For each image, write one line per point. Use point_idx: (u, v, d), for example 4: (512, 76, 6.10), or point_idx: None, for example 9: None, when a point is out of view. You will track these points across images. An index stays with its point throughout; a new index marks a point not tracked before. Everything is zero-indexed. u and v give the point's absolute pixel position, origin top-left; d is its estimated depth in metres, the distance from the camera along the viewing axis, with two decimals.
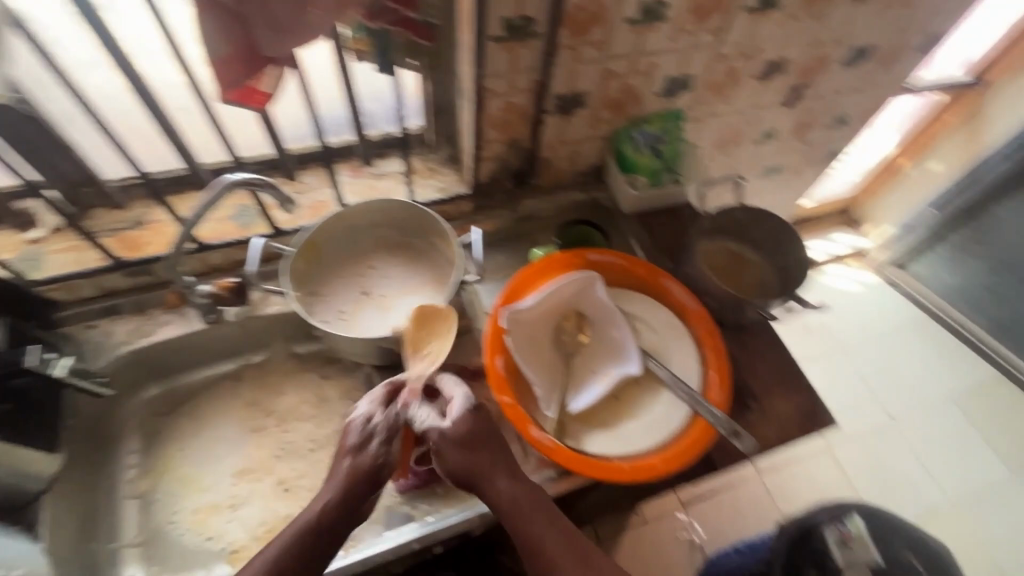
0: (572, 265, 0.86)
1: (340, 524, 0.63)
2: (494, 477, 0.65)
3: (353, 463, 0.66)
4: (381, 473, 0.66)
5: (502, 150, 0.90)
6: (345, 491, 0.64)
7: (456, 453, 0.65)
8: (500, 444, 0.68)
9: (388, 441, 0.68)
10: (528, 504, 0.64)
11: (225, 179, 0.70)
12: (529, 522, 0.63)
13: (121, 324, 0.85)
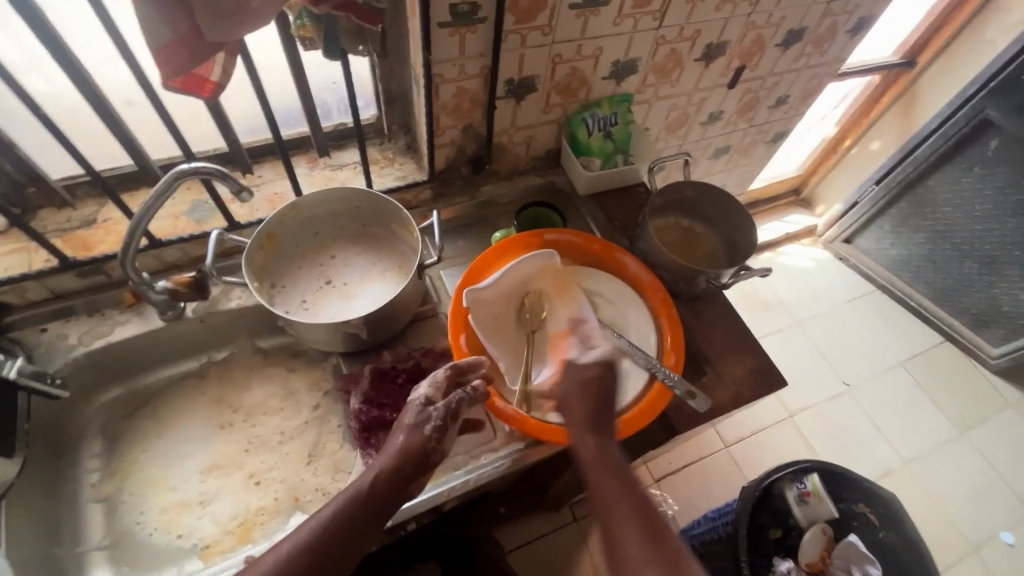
0: (531, 244, 0.89)
1: (388, 499, 0.64)
2: (585, 428, 0.70)
3: (406, 441, 0.67)
4: (429, 457, 0.67)
5: (458, 136, 0.92)
6: (396, 468, 0.65)
7: (565, 397, 0.74)
8: (608, 406, 0.73)
9: (443, 426, 0.68)
10: (604, 466, 0.67)
11: (177, 170, 0.68)
12: (599, 471, 0.66)
13: (74, 326, 0.83)
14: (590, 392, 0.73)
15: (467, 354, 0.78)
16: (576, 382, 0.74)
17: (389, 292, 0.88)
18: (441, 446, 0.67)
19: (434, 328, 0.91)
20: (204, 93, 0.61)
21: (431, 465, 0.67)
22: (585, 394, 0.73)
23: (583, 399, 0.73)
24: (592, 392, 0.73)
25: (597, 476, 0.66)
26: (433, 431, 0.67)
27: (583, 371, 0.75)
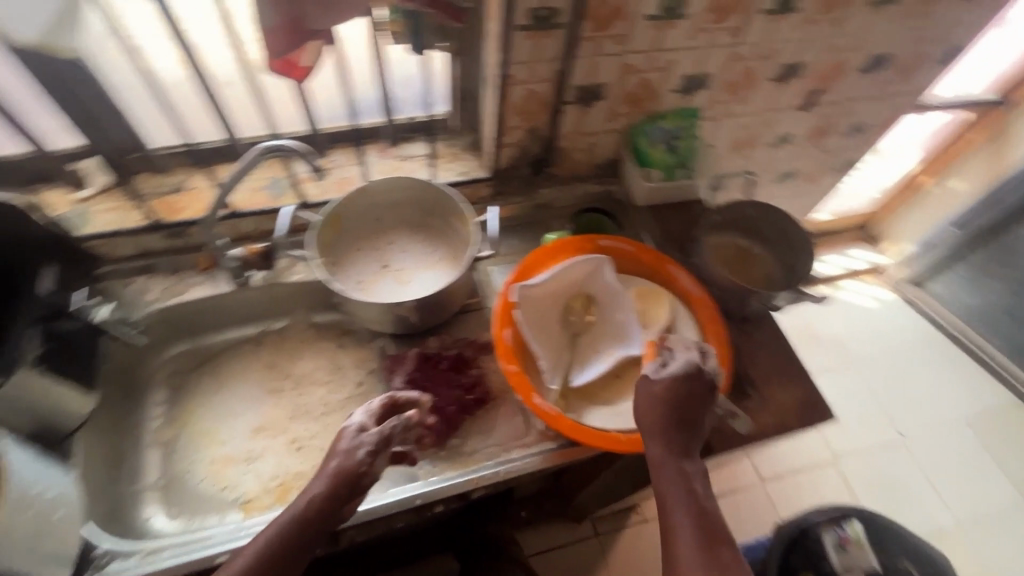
0: (583, 249, 0.89)
1: (319, 525, 0.63)
2: (665, 443, 0.66)
3: (337, 465, 0.66)
4: (360, 483, 0.65)
5: (522, 137, 0.94)
6: (329, 493, 0.64)
7: (642, 403, 0.69)
8: (690, 407, 0.68)
9: (376, 451, 0.67)
10: (672, 467, 0.65)
11: (258, 146, 0.74)
12: (671, 490, 0.63)
13: (154, 282, 0.90)
14: (677, 398, 0.68)
15: (509, 348, 0.79)
16: (665, 390, 0.68)
17: (440, 283, 0.91)
18: (374, 470, 0.67)
19: (479, 321, 0.92)
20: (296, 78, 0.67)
21: (362, 490, 0.66)
22: (677, 405, 0.68)
23: (672, 411, 0.67)
24: (684, 404, 0.68)
25: (669, 494, 0.63)
26: (365, 455, 0.66)
27: (674, 379, 0.68)
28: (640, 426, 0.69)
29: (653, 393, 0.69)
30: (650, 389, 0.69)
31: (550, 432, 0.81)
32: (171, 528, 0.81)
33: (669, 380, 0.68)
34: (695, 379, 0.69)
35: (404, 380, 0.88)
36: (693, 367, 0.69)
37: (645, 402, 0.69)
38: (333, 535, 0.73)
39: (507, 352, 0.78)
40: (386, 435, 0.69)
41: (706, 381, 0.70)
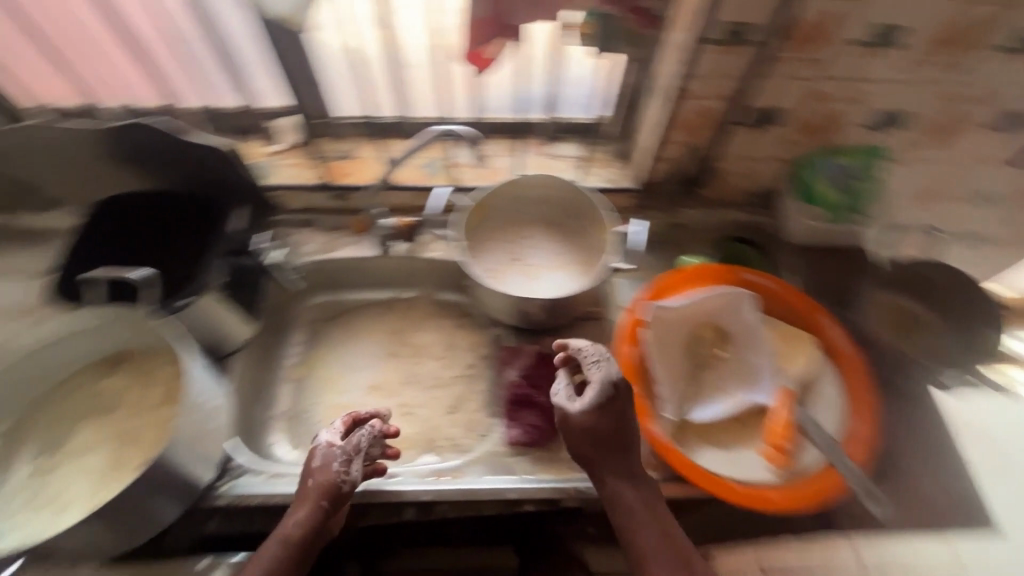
0: (725, 279, 0.84)
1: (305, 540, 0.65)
2: (619, 475, 0.66)
3: (314, 482, 0.68)
4: (338, 493, 0.67)
5: (680, 152, 0.91)
6: (311, 510, 0.66)
7: (577, 440, 0.66)
8: (626, 433, 0.65)
9: (349, 462, 0.70)
10: (630, 496, 0.65)
11: (434, 131, 0.82)
12: (633, 518, 0.64)
13: (311, 236, 0.98)
14: (606, 433, 0.64)
15: (632, 367, 0.77)
16: (596, 426, 0.64)
17: (569, 287, 0.90)
18: (348, 479, 0.68)
19: (598, 331, 0.91)
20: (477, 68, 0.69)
21: (338, 499, 0.67)
22: (617, 436, 0.65)
23: (613, 442, 0.65)
24: (623, 433, 0.65)
25: (634, 526, 0.64)
26: (338, 468, 0.68)
27: (597, 410, 0.64)
28: (590, 461, 0.66)
29: (586, 428, 0.65)
30: (576, 424, 0.65)
31: None
32: (289, 457, 0.88)
33: (590, 416, 0.64)
34: (617, 399, 0.64)
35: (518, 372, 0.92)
36: (613, 388, 0.64)
37: (580, 440, 0.66)
38: (427, 505, 0.76)
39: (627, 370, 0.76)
40: (348, 445, 0.71)
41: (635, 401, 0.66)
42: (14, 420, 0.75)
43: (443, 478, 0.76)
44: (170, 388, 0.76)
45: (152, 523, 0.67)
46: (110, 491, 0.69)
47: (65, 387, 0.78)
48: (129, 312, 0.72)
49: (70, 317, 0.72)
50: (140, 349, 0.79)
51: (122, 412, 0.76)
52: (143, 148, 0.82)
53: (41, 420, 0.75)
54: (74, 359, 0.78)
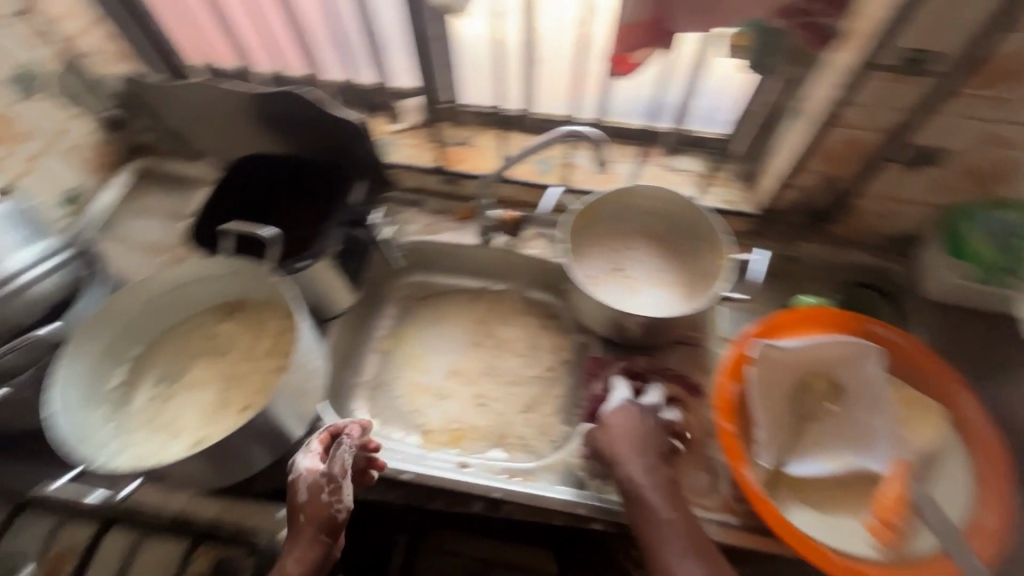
0: (846, 327, 0.77)
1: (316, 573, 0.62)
2: (632, 459, 0.69)
3: (306, 515, 0.63)
4: (335, 523, 0.63)
5: (814, 182, 0.84)
6: (308, 545, 0.62)
7: (603, 436, 0.73)
8: (644, 428, 0.72)
9: (338, 488, 0.64)
10: (646, 482, 0.67)
11: (561, 131, 0.79)
12: (648, 500, 0.65)
13: (419, 218, 1.01)
14: (627, 425, 0.72)
15: (729, 404, 0.72)
16: (611, 423, 0.73)
17: (670, 308, 0.86)
18: (341, 505, 0.64)
19: (692, 357, 0.86)
20: (618, 71, 0.65)
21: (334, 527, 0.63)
22: (631, 431, 0.72)
23: (625, 432, 0.72)
24: (637, 428, 0.72)
25: (649, 507, 0.64)
26: (328, 498, 0.63)
27: (611, 412, 0.75)
28: (608, 454, 0.71)
29: (608, 428, 0.73)
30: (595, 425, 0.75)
31: (736, 505, 0.72)
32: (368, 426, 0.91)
33: (614, 415, 0.74)
34: (634, 407, 0.75)
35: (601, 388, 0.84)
36: (627, 401, 0.77)
37: (601, 436, 0.73)
38: (495, 502, 0.76)
39: (726, 409, 0.71)
40: (332, 469, 0.65)
41: (654, 417, 0.75)
42: (143, 347, 0.82)
43: (514, 480, 0.76)
44: (278, 343, 0.81)
45: (247, 467, 0.72)
46: (216, 432, 0.74)
47: (189, 325, 0.84)
48: (252, 266, 0.78)
49: (206, 264, 0.78)
50: (257, 302, 0.84)
51: (235, 358, 0.81)
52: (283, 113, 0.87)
53: (166, 351, 0.83)
54: (200, 301, 0.84)
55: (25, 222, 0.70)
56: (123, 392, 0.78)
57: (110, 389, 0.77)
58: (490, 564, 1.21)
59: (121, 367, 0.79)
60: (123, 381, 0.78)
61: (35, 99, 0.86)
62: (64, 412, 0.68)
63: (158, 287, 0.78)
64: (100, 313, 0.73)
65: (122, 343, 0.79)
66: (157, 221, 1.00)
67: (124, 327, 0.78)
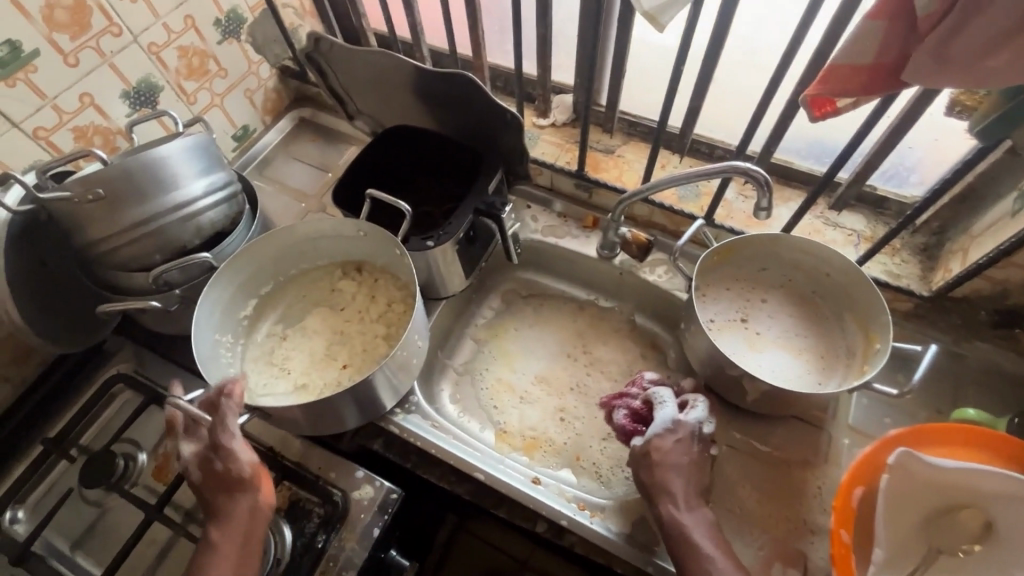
0: (1019, 463, 0.63)
1: (254, 525, 0.63)
2: (675, 498, 0.65)
3: (208, 484, 0.63)
4: (246, 481, 0.63)
5: (1018, 278, 0.70)
6: (226, 506, 0.63)
7: (639, 471, 0.68)
8: (686, 464, 0.67)
9: (225, 454, 0.63)
10: (686, 523, 0.63)
11: (729, 166, 0.69)
12: (692, 537, 0.62)
13: (544, 217, 0.99)
14: (669, 459, 0.67)
15: (850, 511, 0.62)
16: (654, 454, 0.67)
17: (795, 378, 0.78)
18: (238, 465, 0.63)
19: (809, 438, 0.76)
20: (815, 112, 0.57)
21: (244, 485, 0.63)
22: (676, 464, 0.67)
23: (669, 470, 0.66)
24: (685, 462, 0.67)
25: (695, 544, 0.62)
26: (219, 464, 0.62)
27: (655, 437, 0.68)
28: (650, 487, 0.67)
29: (652, 460, 0.67)
30: (638, 449, 0.68)
31: None
32: (449, 409, 0.92)
33: (650, 446, 0.67)
34: (682, 432, 0.68)
35: (626, 416, 0.75)
36: (676, 421, 0.69)
37: (638, 467, 0.68)
38: (559, 528, 0.74)
39: (844, 514, 0.62)
40: (212, 437, 0.63)
41: (700, 439, 0.69)
42: (274, 286, 0.88)
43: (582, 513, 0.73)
44: (390, 313, 0.84)
45: (338, 423, 0.75)
46: (320, 384, 0.79)
47: (316, 275, 0.90)
48: (385, 236, 0.80)
49: (344, 225, 0.82)
50: (380, 268, 0.88)
51: (349, 316, 0.86)
52: (440, 89, 0.85)
53: (292, 295, 0.89)
54: (329, 254, 0.88)
55: (207, 155, 0.74)
56: (250, 323, 0.85)
57: (241, 317, 0.84)
58: (526, 567, 1.20)
59: (252, 301, 0.85)
60: (253, 314, 0.86)
61: (231, 43, 0.95)
62: (200, 335, 0.74)
63: (297, 236, 0.84)
64: (249, 250, 0.80)
65: (258, 279, 0.85)
66: (305, 169, 1.08)
67: (261, 266, 0.84)
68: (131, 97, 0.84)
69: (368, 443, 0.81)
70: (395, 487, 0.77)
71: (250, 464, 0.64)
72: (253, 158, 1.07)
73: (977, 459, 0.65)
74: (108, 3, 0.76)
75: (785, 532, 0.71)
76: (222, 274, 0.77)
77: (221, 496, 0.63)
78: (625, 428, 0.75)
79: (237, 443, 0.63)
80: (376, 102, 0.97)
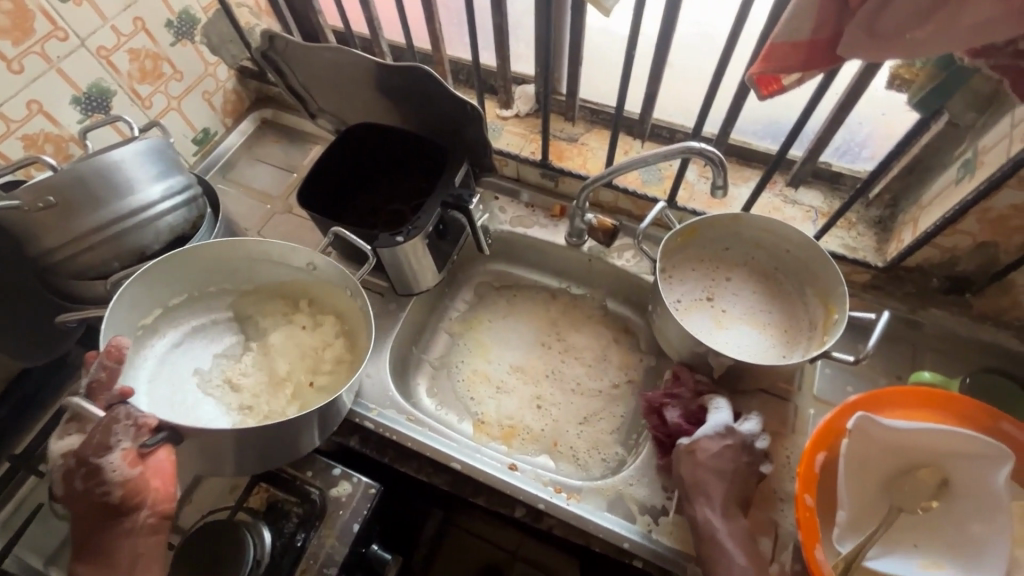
0: (971, 420, 0.66)
1: (140, 543, 0.58)
2: (713, 502, 0.65)
3: (77, 504, 0.57)
4: (121, 504, 0.57)
5: (964, 245, 0.72)
6: (97, 525, 0.57)
7: (683, 471, 0.68)
8: (736, 477, 0.67)
9: (92, 472, 0.56)
10: (722, 534, 0.63)
11: (682, 146, 0.71)
12: (722, 543, 0.63)
13: (513, 208, 0.99)
14: (717, 465, 0.67)
15: (814, 476, 0.64)
16: (701, 455, 0.68)
17: (755, 351, 0.81)
18: (106, 486, 0.56)
19: (777, 410, 0.79)
20: (762, 91, 0.58)
21: (124, 508, 0.57)
22: (720, 469, 0.67)
23: (713, 474, 0.67)
24: (732, 469, 0.67)
25: (725, 552, 0.62)
26: (85, 483, 0.56)
27: (706, 438, 0.69)
28: (689, 486, 0.67)
29: (696, 460, 0.68)
30: (683, 447, 0.69)
31: None
32: (426, 404, 0.92)
33: (699, 448, 0.68)
34: (732, 440, 0.69)
35: (680, 416, 0.75)
36: (728, 427, 0.70)
37: (684, 468, 0.68)
38: (537, 513, 0.75)
39: (807, 479, 0.63)
40: (82, 454, 0.56)
41: (750, 453, 0.69)
42: (184, 298, 0.84)
43: (559, 497, 0.74)
44: (336, 355, 0.83)
45: (290, 451, 0.71)
46: (263, 411, 0.78)
47: (238, 301, 0.88)
48: (337, 272, 0.79)
49: (293, 254, 0.81)
50: (314, 302, 0.87)
51: (276, 346, 0.85)
52: (400, 82, 0.85)
53: (202, 309, 0.86)
54: (258, 279, 0.87)
55: (163, 159, 0.73)
56: (146, 332, 0.81)
57: (138, 326, 0.79)
58: (517, 557, 1.21)
59: (156, 310, 0.81)
60: (152, 323, 0.81)
61: (185, 44, 0.93)
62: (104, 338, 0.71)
63: (235, 255, 0.82)
64: (158, 269, 0.76)
65: (170, 289, 0.81)
66: (271, 172, 1.07)
67: (179, 278, 0.80)
68: (81, 102, 0.82)
69: (344, 441, 0.81)
70: (373, 482, 0.77)
71: (123, 484, 0.57)
72: (215, 162, 1.06)
73: (931, 419, 0.67)
74: (49, 6, 0.75)
75: (756, 503, 0.72)
76: (138, 283, 0.74)
77: (98, 524, 0.57)
78: (678, 427, 0.74)
79: (112, 458, 0.56)
80: (337, 99, 0.96)
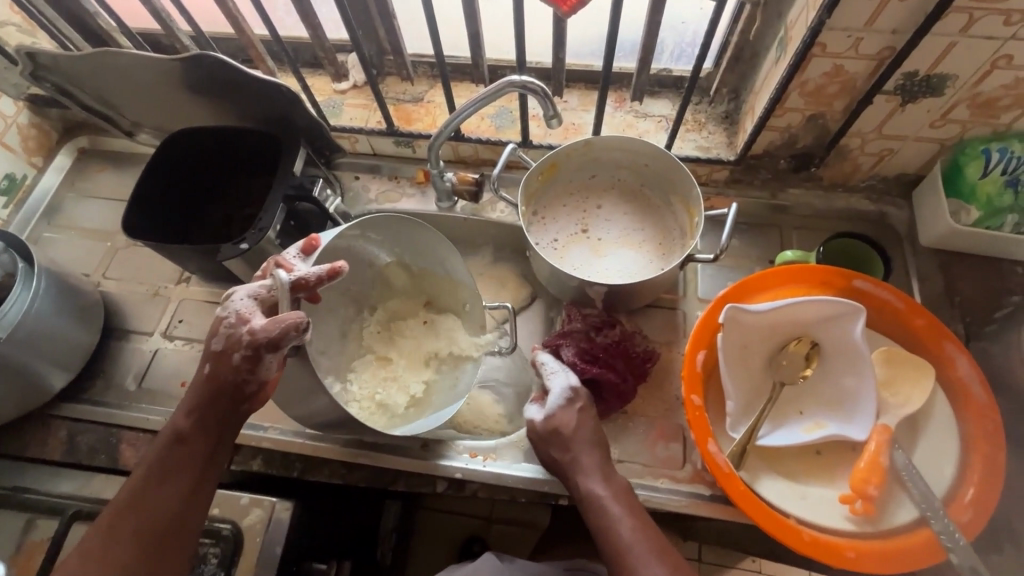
0: (829, 285, 0.70)
1: (225, 435, 0.60)
2: (591, 471, 0.62)
3: (213, 370, 0.58)
4: (247, 394, 0.58)
5: (797, 122, 0.75)
6: (208, 399, 0.58)
7: (547, 448, 0.64)
8: (600, 442, 0.65)
9: (252, 357, 0.55)
10: (604, 505, 0.59)
11: (508, 79, 0.67)
12: (608, 516, 0.58)
13: (377, 183, 0.94)
14: (576, 433, 0.64)
15: (698, 374, 0.67)
16: (560, 425, 0.64)
17: (634, 269, 0.81)
18: (251, 378, 0.57)
19: (666, 321, 0.81)
20: (563, 7, 0.59)
21: (257, 398, 0.59)
22: (580, 433, 0.64)
23: (581, 444, 0.63)
24: (591, 431, 0.65)
25: (613, 521, 0.58)
26: (240, 365, 0.55)
27: (557, 409, 0.65)
28: (563, 463, 0.63)
29: (558, 436, 0.63)
30: (540, 427, 0.64)
31: (706, 476, 0.70)
32: None
33: (551, 421, 0.64)
34: (580, 401, 0.66)
35: (575, 354, 0.73)
36: (574, 390, 0.67)
37: (546, 444, 0.64)
38: (459, 482, 0.75)
39: (692, 380, 0.67)
40: (255, 342, 0.55)
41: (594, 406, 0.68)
42: (379, 238, 0.73)
43: (474, 461, 0.74)
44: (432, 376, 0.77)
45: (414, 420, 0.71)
46: (403, 385, 0.74)
47: (389, 271, 0.78)
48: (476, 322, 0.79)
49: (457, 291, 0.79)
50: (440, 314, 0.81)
51: (428, 340, 0.79)
52: (205, 77, 0.77)
53: (370, 251, 0.74)
54: (423, 275, 0.80)
55: None
56: (338, 240, 0.67)
57: (339, 233, 0.65)
58: (492, 520, 1.23)
59: (355, 232, 0.68)
60: (345, 237, 0.68)
61: None
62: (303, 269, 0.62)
63: (440, 258, 0.76)
64: (388, 222, 0.70)
65: (378, 227, 0.71)
66: (102, 206, 0.97)
67: (398, 228, 0.72)
68: None
69: (248, 466, 0.78)
70: (284, 499, 0.74)
71: (260, 379, 0.57)
72: (33, 210, 0.95)
73: (797, 293, 0.71)
74: None
75: (661, 413, 0.75)
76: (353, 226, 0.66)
77: (221, 399, 0.58)
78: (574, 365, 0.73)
79: (270, 358, 0.55)
80: (147, 109, 0.86)
